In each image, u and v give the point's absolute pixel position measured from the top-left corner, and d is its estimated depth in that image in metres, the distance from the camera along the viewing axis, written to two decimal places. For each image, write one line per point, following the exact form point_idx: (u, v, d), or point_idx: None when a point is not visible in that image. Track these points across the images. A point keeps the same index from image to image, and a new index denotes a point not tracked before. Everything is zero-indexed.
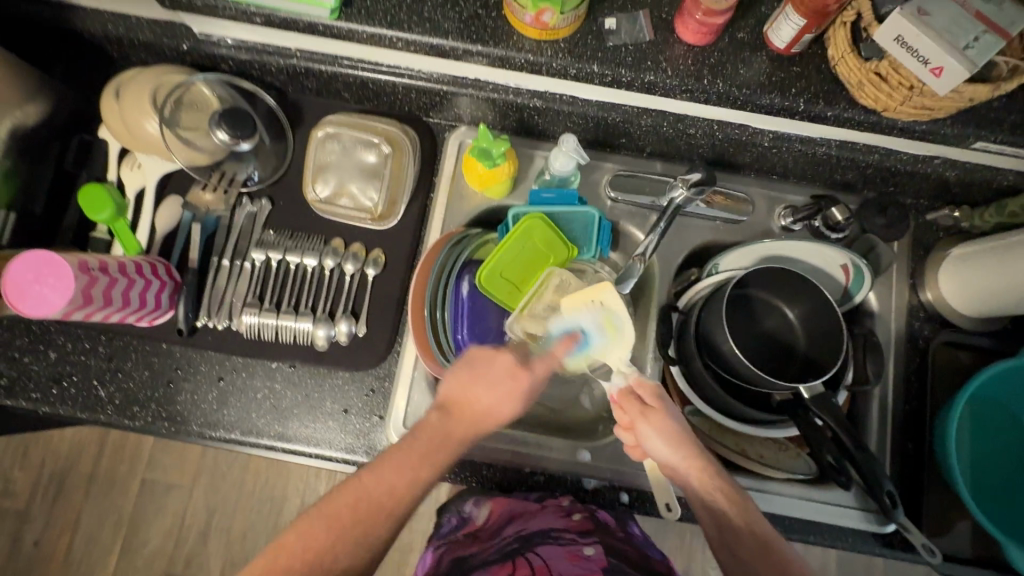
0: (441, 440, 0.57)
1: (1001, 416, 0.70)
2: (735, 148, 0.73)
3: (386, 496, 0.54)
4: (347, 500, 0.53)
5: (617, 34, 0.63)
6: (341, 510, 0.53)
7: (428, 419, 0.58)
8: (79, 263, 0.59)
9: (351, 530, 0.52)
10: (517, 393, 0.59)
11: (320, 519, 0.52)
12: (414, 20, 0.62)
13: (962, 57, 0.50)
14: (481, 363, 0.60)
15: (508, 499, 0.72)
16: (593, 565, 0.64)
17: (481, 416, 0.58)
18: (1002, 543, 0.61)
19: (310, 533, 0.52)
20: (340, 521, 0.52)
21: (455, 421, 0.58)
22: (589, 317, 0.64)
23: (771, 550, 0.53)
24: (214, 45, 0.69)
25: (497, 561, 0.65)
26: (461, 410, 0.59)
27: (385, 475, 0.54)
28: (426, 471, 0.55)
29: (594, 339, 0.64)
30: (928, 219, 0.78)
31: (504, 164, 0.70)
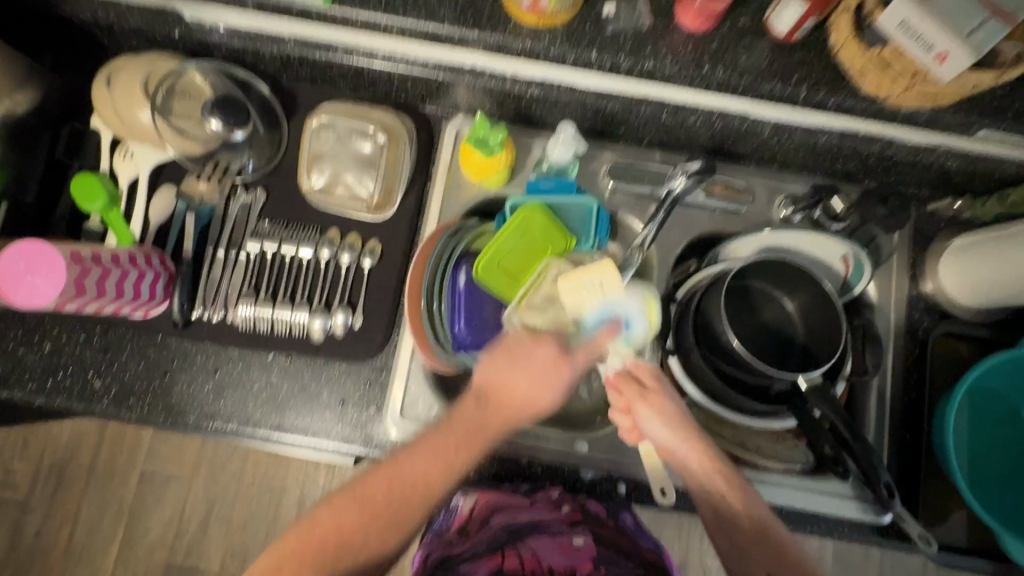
0: (479, 430, 0.57)
1: (1000, 408, 0.70)
2: (735, 138, 0.72)
3: (420, 480, 0.55)
4: (381, 482, 0.55)
5: (616, 20, 0.61)
6: (375, 491, 0.54)
7: (466, 404, 0.59)
8: (71, 253, 0.58)
9: (384, 511, 0.54)
10: (561, 382, 0.59)
11: (353, 503, 0.54)
12: (410, 5, 0.61)
13: (968, 41, 0.49)
14: (521, 352, 0.60)
15: (496, 492, 0.72)
16: (582, 555, 0.64)
17: (518, 403, 0.58)
18: (998, 533, 0.62)
19: (343, 514, 0.53)
20: (373, 504, 0.54)
21: (493, 410, 0.58)
22: (632, 302, 0.62)
23: (771, 533, 0.55)
24: (207, 32, 0.68)
25: (487, 551, 0.64)
26: (500, 396, 0.59)
27: (420, 459, 0.55)
28: (462, 456, 0.56)
29: (635, 321, 0.62)
30: (929, 210, 0.77)
31: (502, 152, 0.69)
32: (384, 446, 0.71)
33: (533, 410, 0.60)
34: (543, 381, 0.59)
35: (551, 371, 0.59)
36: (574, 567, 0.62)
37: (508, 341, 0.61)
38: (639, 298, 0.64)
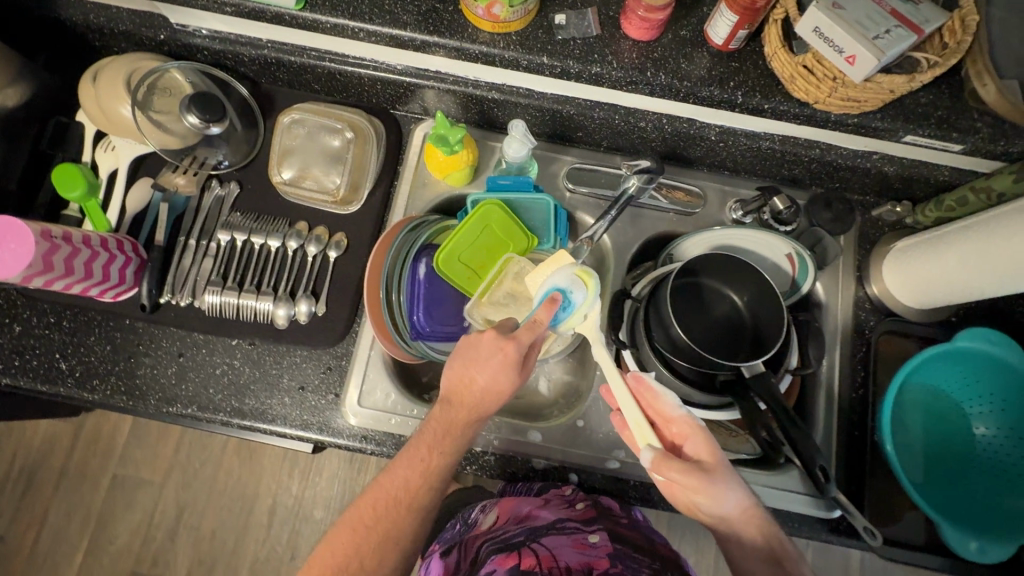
0: (448, 428, 0.59)
1: (945, 405, 0.73)
2: (686, 142, 0.77)
3: (399, 493, 0.58)
4: (368, 504, 0.59)
5: (566, 29, 0.66)
6: (362, 516, 0.58)
7: (433, 412, 0.60)
8: (41, 230, 0.61)
9: (375, 529, 0.57)
10: (512, 365, 0.58)
11: (347, 532, 0.57)
12: (375, 12, 0.66)
13: (871, 44, 0.53)
14: (476, 356, 0.59)
15: (515, 501, 0.72)
16: (599, 552, 0.61)
17: (487, 400, 0.58)
18: (936, 522, 0.65)
19: (336, 544, 0.57)
20: (363, 526, 0.58)
21: (457, 408, 0.59)
22: (563, 275, 0.64)
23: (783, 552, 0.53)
24: (190, 35, 0.73)
25: (503, 551, 0.62)
26: (463, 398, 0.59)
27: (398, 477, 0.58)
28: (436, 461, 0.58)
29: (574, 296, 0.64)
30: (874, 215, 0.81)
31: (463, 151, 0.73)
32: (340, 432, 0.72)
33: (501, 398, 0.59)
34: (509, 373, 0.58)
35: (512, 360, 0.58)
36: (592, 563, 0.59)
37: (467, 347, 0.60)
38: (570, 271, 0.64)
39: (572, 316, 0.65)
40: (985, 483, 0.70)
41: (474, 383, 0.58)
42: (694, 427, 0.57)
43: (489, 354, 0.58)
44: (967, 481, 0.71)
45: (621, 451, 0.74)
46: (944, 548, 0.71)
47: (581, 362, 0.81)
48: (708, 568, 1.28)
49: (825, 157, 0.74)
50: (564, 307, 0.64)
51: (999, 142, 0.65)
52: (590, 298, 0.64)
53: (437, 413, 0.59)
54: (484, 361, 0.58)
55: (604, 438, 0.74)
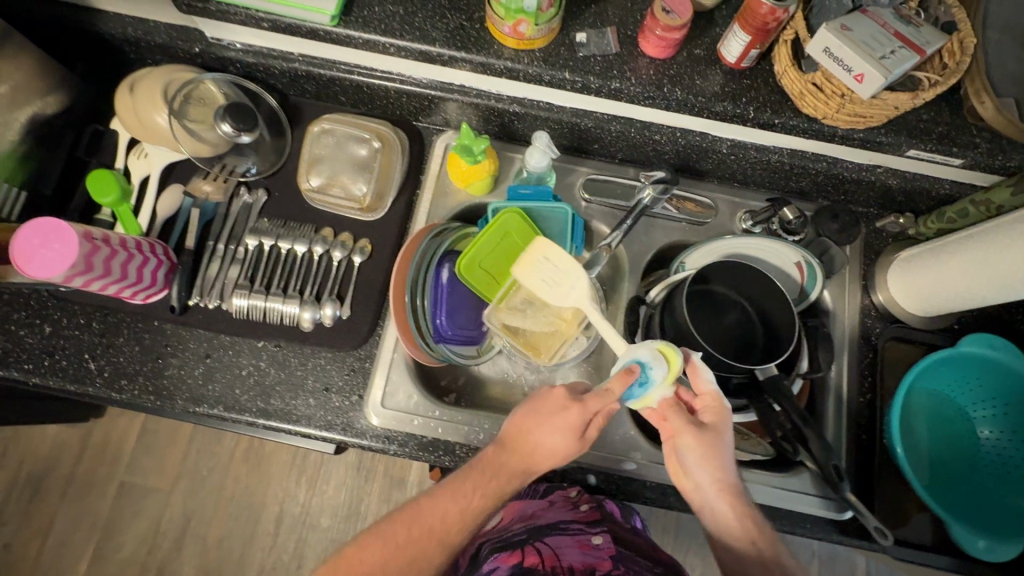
0: (498, 473, 0.60)
1: (947, 407, 0.76)
2: (698, 155, 0.80)
3: (436, 525, 0.58)
4: (401, 525, 0.59)
5: (587, 46, 0.70)
6: (396, 533, 0.59)
7: (486, 452, 0.61)
8: (84, 232, 0.63)
9: (406, 550, 0.58)
10: (577, 426, 0.58)
11: (374, 545, 0.58)
12: (406, 29, 0.69)
13: (878, 63, 0.57)
14: (543, 410, 0.60)
15: (521, 506, 0.77)
16: (601, 553, 0.65)
17: (546, 459, 0.59)
18: (947, 522, 0.67)
19: (363, 556, 0.58)
20: (393, 543, 0.58)
21: (511, 455, 0.60)
22: (641, 350, 0.59)
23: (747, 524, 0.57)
24: (224, 48, 0.76)
25: (506, 549, 0.66)
26: (519, 445, 0.60)
27: (442, 514, 0.59)
28: (479, 504, 0.59)
29: (652, 371, 0.58)
30: (877, 227, 0.84)
31: (485, 161, 0.76)
32: (363, 433, 0.74)
33: (558, 459, 0.60)
34: (566, 440, 0.58)
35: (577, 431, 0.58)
36: (595, 564, 0.64)
37: (535, 398, 0.61)
38: (653, 346, 0.59)
39: (648, 394, 0.59)
40: (989, 483, 0.73)
41: (533, 440, 0.59)
42: (718, 405, 0.59)
43: (552, 417, 0.59)
44: (972, 480, 0.73)
45: (637, 453, 0.76)
46: (952, 549, 0.72)
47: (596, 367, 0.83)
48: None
49: (831, 170, 0.77)
50: (637, 383, 0.58)
51: (997, 156, 0.68)
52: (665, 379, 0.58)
53: (490, 454, 0.60)
54: (548, 418, 0.59)
55: (620, 439, 0.76)
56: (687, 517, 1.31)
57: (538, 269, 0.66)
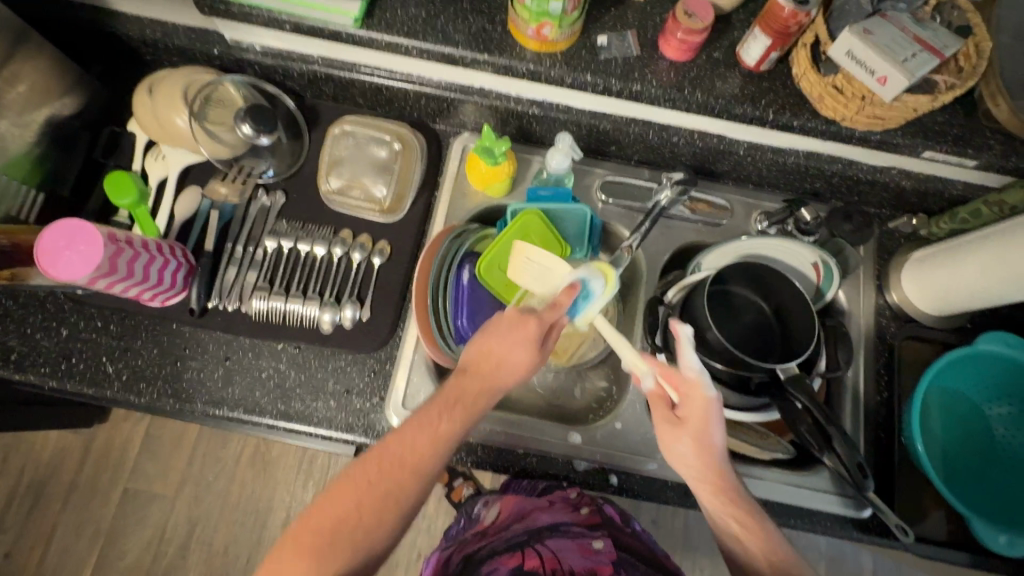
0: (459, 398, 0.57)
1: (963, 406, 0.77)
2: (714, 156, 0.81)
3: (406, 455, 0.55)
4: (372, 463, 0.55)
5: (608, 49, 0.71)
6: (367, 472, 0.54)
7: (452, 378, 0.59)
8: (108, 233, 0.63)
9: (374, 490, 0.53)
10: (533, 339, 0.59)
11: (353, 486, 0.53)
12: (429, 31, 0.70)
13: (902, 66, 0.58)
14: (501, 341, 0.59)
15: (518, 499, 0.76)
16: (602, 558, 0.69)
17: (500, 377, 0.58)
18: (968, 518, 0.68)
19: (341, 498, 0.53)
20: (364, 486, 0.54)
21: (472, 377, 0.58)
22: (579, 268, 0.64)
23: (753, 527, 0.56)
24: (243, 50, 0.76)
25: (507, 550, 0.69)
26: (480, 367, 0.58)
27: (410, 444, 0.55)
28: (446, 429, 0.56)
29: (591, 287, 0.63)
30: (890, 227, 0.85)
31: (505, 163, 0.76)
32: (385, 434, 0.73)
33: (521, 375, 0.59)
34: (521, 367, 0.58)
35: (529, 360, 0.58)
36: (595, 568, 0.67)
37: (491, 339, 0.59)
38: (591, 265, 0.64)
39: (591, 306, 0.62)
40: (1002, 480, 0.74)
41: (494, 372, 0.58)
42: (701, 399, 0.56)
43: (512, 353, 0.58)
44: (986, 478, 0.74)
45: (658, 453, 0.76)
46: (970, 545, 0.73)
47: (615, 368, 0.83)
48: None
49: (846, 171, 0.78)
50: (581, 298, 0.62)
51: (1011, 157, 0.69)
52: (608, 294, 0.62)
53: (453, 380, 0.58)
54: (508, 346, 0.58)
55: (641, 440, 0.77)
56: (696, 520, 1.31)
57: (521, 264, 0.68)
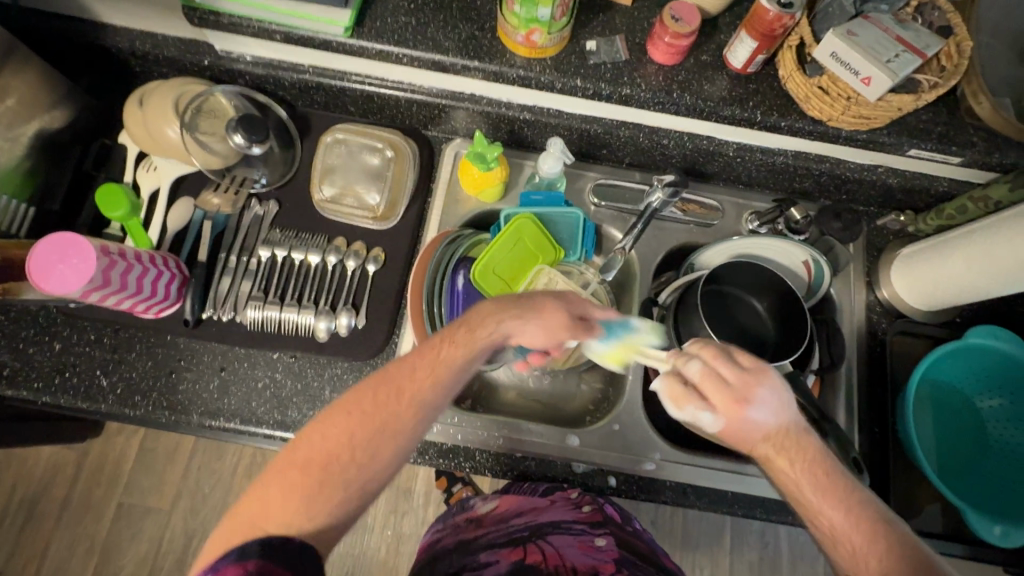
0: (468, 326, 0.55)
1: (955, 399, 0.78)
2: (705, 158, 0.82)
3: (407, 383, 0.52)
4: (368, 389, 0.52)
5: (597, 54, 0.72)
6: (361, 399, 0.51)
7: (473, 309, 0.57)
8: (101, 246, 0.62)
9: (368, 419, 0.51)
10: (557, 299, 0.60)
11: (340, 416, 0.51)
12: (418, 39, 0.70)
13: (885, 67, 0.59)
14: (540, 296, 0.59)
15: (518, 496, 0.76)
16: (604, 556, 0.68)
17: (502, 315, 0.56)
18: (961, 510, 0.69)
19: (329, 428, 0.50)
20: (357, 411, 0.51)
21: (491, 307, 0.57)
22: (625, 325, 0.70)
23: (829, 514, 0.49)
24: (234, 60, 0.77)
25: (508, 544, 0.69)
26: (504, 302, 0.58)
27: (410, 372, 0.53)
28: (448, 353, 0.54)
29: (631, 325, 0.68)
30: (878, 225, 0.86)
31: (497, 168, 0.76)
32: None
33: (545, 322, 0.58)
34: (542, 329, 0.58)
35: (553, 318, 0.58)
36: (596, 566, 0.67)
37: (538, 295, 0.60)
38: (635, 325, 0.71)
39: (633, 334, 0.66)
40: (995, 472, 0.75)
41: (520, 314, 0.57)
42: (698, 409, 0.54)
43: (548, 306, 0.58)
44: (978, 470, 0.75)
45: (656, 454, 0.76)
46: (964, 536, 0.74)
47: (611, 370, 0.84)
48: None
49: (834, 170, 0.80)
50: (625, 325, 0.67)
51: (994, 154, 0.71)
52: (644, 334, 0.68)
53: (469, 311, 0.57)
54: (545, 301, 0.59)
55: (639, 440, 0.77)
56: (694, 519, 1.31)
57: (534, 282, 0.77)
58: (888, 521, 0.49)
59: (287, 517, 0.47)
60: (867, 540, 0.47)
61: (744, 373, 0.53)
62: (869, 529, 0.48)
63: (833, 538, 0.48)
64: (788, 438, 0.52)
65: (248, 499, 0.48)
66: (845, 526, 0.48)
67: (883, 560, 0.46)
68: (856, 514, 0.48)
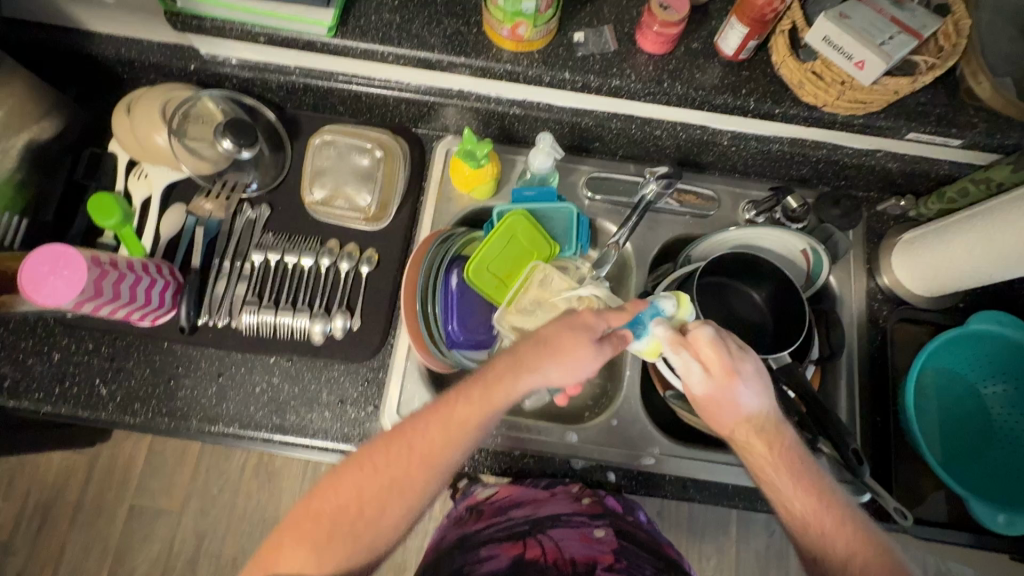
0: (486, 385, 0.54)
1: (958, 386, 0.77)
2: (699, 148, 0.81)
3: (420, 444, 0.54)
4: (382, 446, 0.55)
5: (585, 45, 0.70)
6: (375, 454, 0.54)
7: (496, 361, 0.56)
8: (91, 257, 0.63)
9: (382, 475, 0.54)
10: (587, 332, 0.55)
11: (354, 470, 0.54)
12: (403, 36, 0.69)
13: (878, 50, 0.58)
14: (555, 331, 0.55)
15: (518, 486, 0.74)
16: (604, 547, 0.65)
17: (523, 367, 0.54)
18: (964, 498, 0.68)
19: (342, 483, 0.54)
20: (370, 467, 0.54)
21: (520, 357, 0.55)
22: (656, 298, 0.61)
23: (801, 498, 0.53)
24: (220, 64, 0.76)
25: (507, 538, 0.65)
26: (526, 349, 0.55)
27: (421, 430, 0.54)
28: (465, 415, 0.54)
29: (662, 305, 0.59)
30: (878, 210, 0.85)
31: (488, 164, 0.76)
32: None
33: (573, 364, 0.54)
34: (561, 367, 0.54)
35: (579, 356, 0.54)
36: (596, 557, 0.63)
37: (552, 327, 0.56)
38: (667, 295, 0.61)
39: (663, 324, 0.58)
40: (1001, 458, 0.74)
41: (537, 362, 0.54)
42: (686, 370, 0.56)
43: (565, 339, 0.54)
44: (984, 457, 0.74)
45: (655, 448, 0.76)
46: (968, 524, 0.74)
47: (609, 365, 0.83)
48: (733, 565, 1.29)
49: (832, 156, 0.78)
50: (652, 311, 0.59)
51: (995, 135, 0.69)
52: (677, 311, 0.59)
53: (492, 364, 0.56)
54: (562, 337, 0.55)
55: (638, 435, 0.76)
56: (700, 510, 1.31)
57: (531, 280, 0.74)
58: (852, 510, 0.54)
59: (301, 564, 0.51)
60: (834, 519, 0.52)
61: (742, 349, 0.56)
62: (834, 513, 0.53)
63: (800, 519, 0.53)
64: (767, 423, 0.55)
65: (270, 545, 0.53)
66: (810, 508, 0.53)
67: (851, 547, 0.51)
68: (822, 499, 0.53)
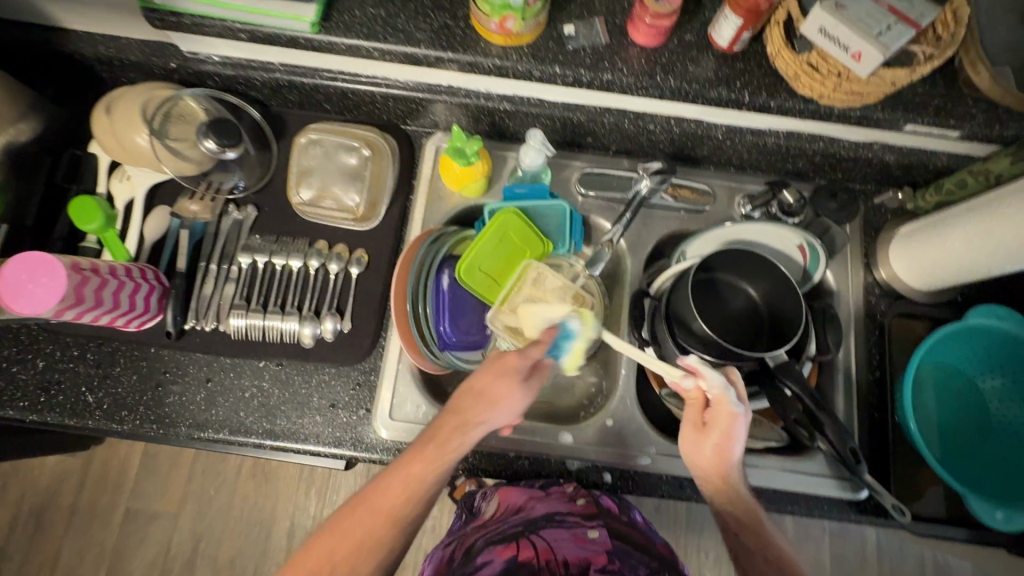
0: (435, 440, 0.55)
1: (956, 380, 0.76)
2: (693, 142, 0.79)
3: (383, 501, 0.53)
4: (352, 510, 0.53)
5: (576, 39, 0.69)
6: (345, 517, 0.53)
7: (442, 416, 0.57)
8: (72, 263, 0.62)
9: (350, 539, 0.52)
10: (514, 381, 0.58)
11: (324, 538, 0.52)
12: (389, 31, 0.67)
13: (876, 41, 0.57)
14: (490, 382, 0.57)
15: (514, 489, 0.73)
16: (597, 547, 0.64)
17: (469, 419, 0.56)
18: (962, 495, 0.67)
19: (313, 548, 0.51)
20: (340, 533, 0.52)
21: (455, 410, 0.57)
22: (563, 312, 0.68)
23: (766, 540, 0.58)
24: (201, 62, 0.74)
25: (503, 541, 0.65)
26: (464, 402, 0.57)
27: (389, 489, 0.53)
28: (420, 472, 0.54)
29: (571, 325, 0.66)
30: (876, 203, 0.84)
31: (478, 162, 0.74)
32: (374, 447, 0.72)
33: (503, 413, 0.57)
34: (500, 412, 0.57)
35: (511, 402, 0.57)
36: (589, 558, 0.63)
37: (484, 375, 0.58)
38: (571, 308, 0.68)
39: (574, 345, 0.66)
40: (999, 453, 0.73)
41: (478, 415, 0.56)
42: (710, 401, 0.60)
43: (495, 388, 0.57)
44: (982, 452, 0.74)
45: (651, 448, 0.75)
46: (966, 520, 0.73)
47: (604, 364, 0.82)
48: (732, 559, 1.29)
49: (828, 149, 0.77)
50: (563, 335, 0.66)
51: (994, 126, 0.68)
52: (584, 327, 0.66)
53: (437, 419, 0.57)
54: (495, 386, 0.57)
55: (634, 434, 0.76)
56: (699, 505, 1.31)
57: (522, 281, 0.73)
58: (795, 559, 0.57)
59: None
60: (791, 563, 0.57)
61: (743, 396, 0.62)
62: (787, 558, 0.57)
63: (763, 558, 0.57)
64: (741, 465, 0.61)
65: None
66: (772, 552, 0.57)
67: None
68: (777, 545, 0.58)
